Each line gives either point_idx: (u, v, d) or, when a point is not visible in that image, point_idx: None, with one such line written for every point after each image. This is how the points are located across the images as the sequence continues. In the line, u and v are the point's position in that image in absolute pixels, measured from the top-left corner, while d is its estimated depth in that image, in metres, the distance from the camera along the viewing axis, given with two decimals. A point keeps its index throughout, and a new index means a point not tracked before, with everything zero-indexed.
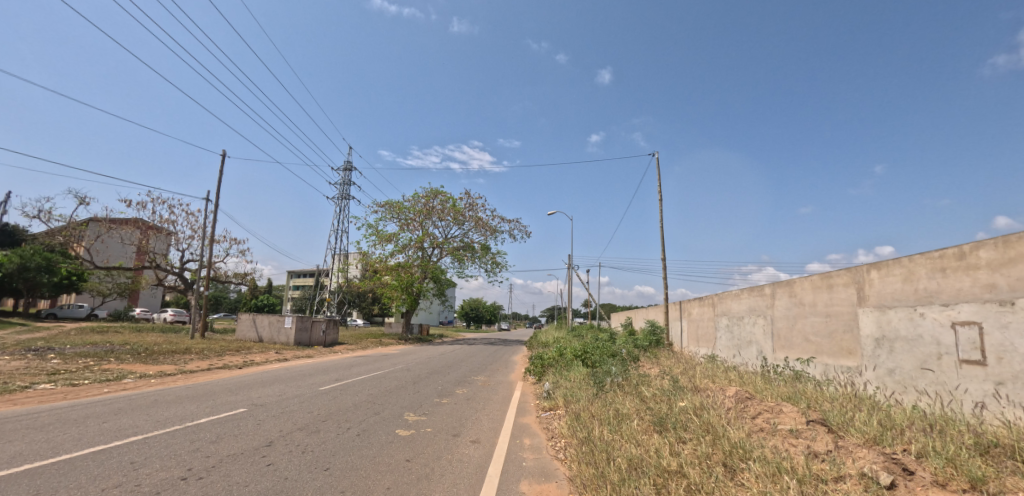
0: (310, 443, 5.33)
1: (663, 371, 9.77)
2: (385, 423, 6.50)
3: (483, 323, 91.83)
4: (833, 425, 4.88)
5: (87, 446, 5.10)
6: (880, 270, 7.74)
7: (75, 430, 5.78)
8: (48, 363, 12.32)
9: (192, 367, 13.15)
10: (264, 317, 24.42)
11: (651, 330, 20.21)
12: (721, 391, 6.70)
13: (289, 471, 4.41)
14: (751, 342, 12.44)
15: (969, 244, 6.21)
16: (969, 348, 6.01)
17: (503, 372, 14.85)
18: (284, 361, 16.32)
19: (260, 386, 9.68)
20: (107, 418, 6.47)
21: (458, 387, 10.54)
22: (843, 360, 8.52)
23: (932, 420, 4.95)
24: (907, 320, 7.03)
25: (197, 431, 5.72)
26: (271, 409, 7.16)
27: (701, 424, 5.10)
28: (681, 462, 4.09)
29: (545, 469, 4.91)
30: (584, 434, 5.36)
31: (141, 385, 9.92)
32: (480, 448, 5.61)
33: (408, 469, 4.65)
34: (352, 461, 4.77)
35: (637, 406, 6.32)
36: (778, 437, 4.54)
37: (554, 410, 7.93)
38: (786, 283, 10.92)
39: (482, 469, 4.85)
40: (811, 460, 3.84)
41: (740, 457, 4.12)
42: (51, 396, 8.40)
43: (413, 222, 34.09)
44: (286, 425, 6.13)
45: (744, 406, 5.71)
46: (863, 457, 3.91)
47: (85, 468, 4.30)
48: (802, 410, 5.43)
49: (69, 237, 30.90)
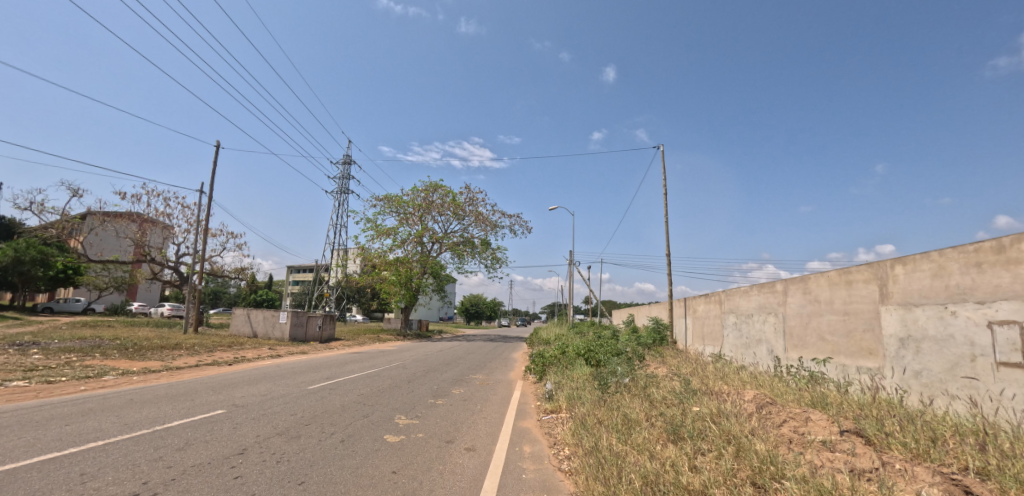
0: (287, 452, 4.84)
1: (671, 371, 9.23)
2: (373, 428, 5.99)
3: (483, 320, 89.69)
4: (871, 438, 4.33)
5: (38, 453, 4.60)
6: (906, 265, 7.18)
7: (31, 434, 5.25)
8: (29, 359, 11.80)
9: (179, 364, 12.64)
10: (258, 313, 23.98)
11: (654, 328, 19.59)
12: (738, 394, 6.17)
13: (258, 486, 3.90)
14: (761, 341, 11.90)
15: (1010, 238, 5.68)
16: (1008, 350, 5.49)
17: (503, 370, 14.25)
18: (277, 357, 15.73)
19: (245, 385, 9.13)
20: (72, 420, 5.97)
21: (454, 387, 10.07)
22: (864, 361, 7.98)
23: (980, 431, 4.42)
24: (936, 319, 6.49)
25: (163, 437, 5.22)
26: (251, 411, 6.67)
27: (721, 432, 4.58)
28: (705, 481, 3.55)
29: (546, 484, 4.39)
30: (591, 444, 4.82)
31: (120, 383, 9.37)
32: (476, 457, 5.11)
33: (394, 484, 4.13)
34: (331, 474, 4.26)
35: (647, 411, 5.79)
36: (812, 451, 4.01)
37: (555, 413, 7.48)
38: (800, 280, 10.36)
39: (477, 483, 4.31)
40: (859, 481, 3.31)
41: (773, 476, 3.58)
42: (22, 394, 7.87)
43: (412, 216, 33.50)
44: (264, 430, 5.64)
45: (766, 412, 5.17)
46: (919, 478, 3.38)
47: (26, 482, 3.80)
48: (832, 417, 4.89)
49: (62, 230, 30.36)
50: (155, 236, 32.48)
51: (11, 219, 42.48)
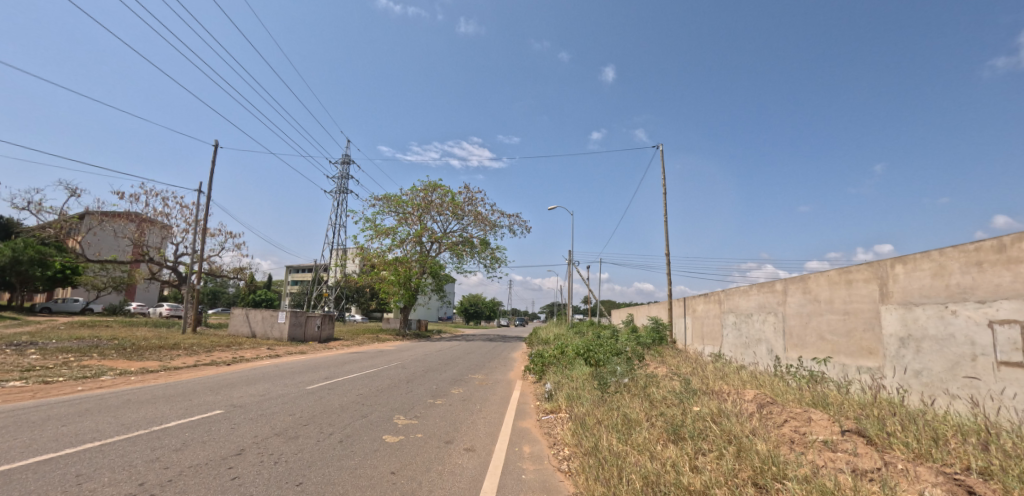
0: (285, 452, 4.81)
1: (670, 371, 9.21)
2: (371, 428, 5.95)
3: (482, 320, 89.60)
4: (873, 438, 4.31)
5: (34, 453, 4.56)
6: (906, 265, 7.16)
7: (27, 435, 5.21)
8: (26, 359, 11.77)
9: (177, 364, 12.60)
10: (257, 313, 23.92)
11: (654, 327, 19.55)
12: (738, 394, 6.14)
13: (255, 487, 3.86)
14: (761, 341, 11.88)
15: (1010, 237, 5.66)
16: (1009, 349, 5.47)
17: (502, 370, 14.22)
18: (275, 357, 15.68)
19: (244, 385, 9.10)
20: (69, 420, 5.94)
21: (453, 387, 10.05)
22: (864, 360, 7.96)
23: (981, 430, 4.40)
24: (936, 319, 6.48)
25: (161, 437, 5.18)
26: (250, 411, 6.63)
27: (722, 432, 4.55)
28: (706, 482, 3.53)
29: (546, 484, 4.36)
30: (591, 444, 4.80)
31: (118, 383, 9.33)
32: (475, 457, 5.08)
33: (392, 485, 4.09)
34: (329, 475, 4.22)
35: (647, 411, 5.77)
36: (813, 451, 3.99)
37: (555, 413, 7.46)
38: (800, 279, 10.34)
39: (477, 484, 4.28)
40: (860, 481, 3.29)
41: (774, 476, 3.56)
42: (19, 395, 7.83)
43: (412, 216, 33.44)
44: (261, 431, 5.61)
45: (767, 412, 5.15)
46: (922, 478, 3.36)
47: (21, 482, 3.77)
48: (833, 417, 4.87)
49: (60, 230, 30.28)
50: (153, 236, 32.41)
51: (9, 219, 42.33)
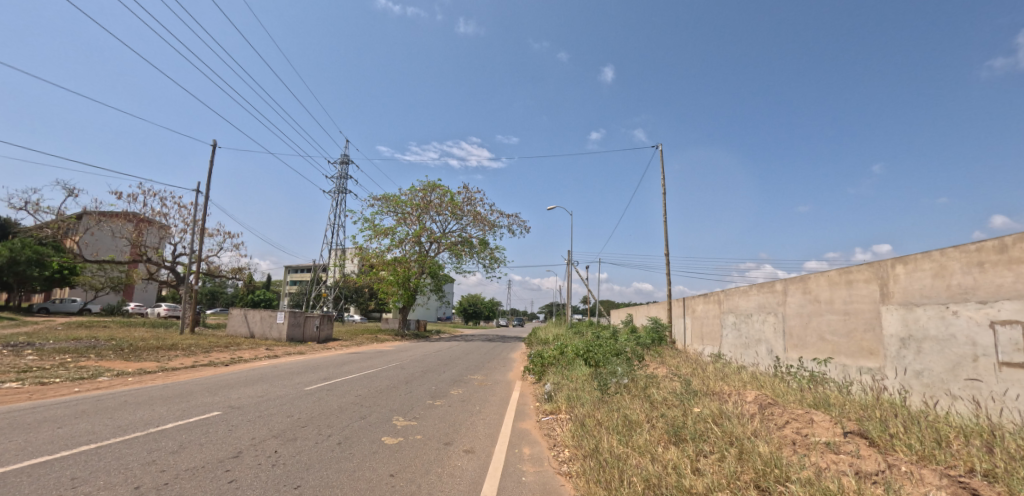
0: (283, 454, 4.77)
1: (670, 371, 9.18)
2: (370, 430, 5.91)
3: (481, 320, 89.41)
4: (874, 439, 4.29)
5: (29, 456, 4.51)
6: (906, 265, 7.14)
7: (22, 438, 5.16)
8: (23, 359, 11.72)
9: (175, 365, 12.56)
10: (256, 313, 23.85)
11: (653, 328, 19.51)
12: (739, 395, 6.12)
13: (252, 490, 3.82)
14: (761, 341, 11.85)
15: (1012, 237, 5.63)
16: (1010, 350, 5.45)
17: (501, 371, 14.19)
18: (273, 358, 15.63)
19: (242, 386, 9.05)
20: (65, 422, 5.88)
21: (452, 387, 10.01)
22: (864, 361, 7.94)
23: (983, 431, 4.37)
24: (937, 319, 6.45)
25: (158, 440, 5.14)
26: (247, 413, 6.59)
27: (723, 434, 4.52)
28: (708, 484, 3.50)
29: (547, 487, 4.33)
30: (591, 445, 4.77)
31: (115, 384, 9.28)
32: (474, 459, 5.04)
33: (392, 487, 4.06)
34: (328, 478, 4.18)
35: (647, 412, 5.74)
36: (816, 453, 3.95)
37: (555, 414, 7.42)
38: (800, 279, 10.32)
39: (477, 486, 4.25)
40: (863, 483, 3.26)
41: (777, 478, 3.52)
42: (15, 396, 7.79)
43: (410, 216, 33.37)
44: (259, 432, 5.56)
45: (769, 413, 5.12)
46: (926, 481, 3.33)
47: (16, 486, 3.73)
48: (834, 418, 4.84)
49: (58, 230, 30.17)
50: (151, 236, 32.31)
51: (6, 218, 42.18)
